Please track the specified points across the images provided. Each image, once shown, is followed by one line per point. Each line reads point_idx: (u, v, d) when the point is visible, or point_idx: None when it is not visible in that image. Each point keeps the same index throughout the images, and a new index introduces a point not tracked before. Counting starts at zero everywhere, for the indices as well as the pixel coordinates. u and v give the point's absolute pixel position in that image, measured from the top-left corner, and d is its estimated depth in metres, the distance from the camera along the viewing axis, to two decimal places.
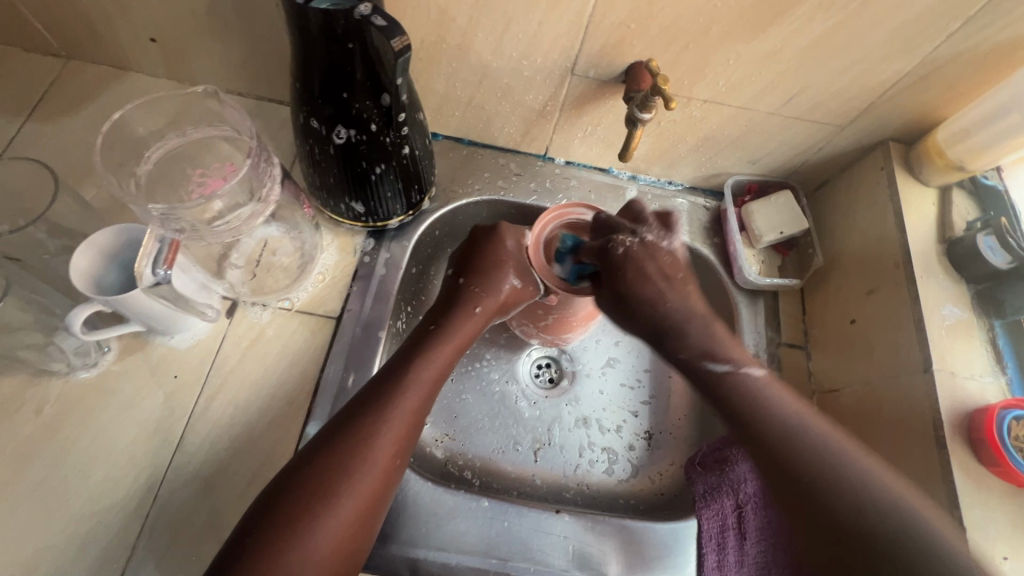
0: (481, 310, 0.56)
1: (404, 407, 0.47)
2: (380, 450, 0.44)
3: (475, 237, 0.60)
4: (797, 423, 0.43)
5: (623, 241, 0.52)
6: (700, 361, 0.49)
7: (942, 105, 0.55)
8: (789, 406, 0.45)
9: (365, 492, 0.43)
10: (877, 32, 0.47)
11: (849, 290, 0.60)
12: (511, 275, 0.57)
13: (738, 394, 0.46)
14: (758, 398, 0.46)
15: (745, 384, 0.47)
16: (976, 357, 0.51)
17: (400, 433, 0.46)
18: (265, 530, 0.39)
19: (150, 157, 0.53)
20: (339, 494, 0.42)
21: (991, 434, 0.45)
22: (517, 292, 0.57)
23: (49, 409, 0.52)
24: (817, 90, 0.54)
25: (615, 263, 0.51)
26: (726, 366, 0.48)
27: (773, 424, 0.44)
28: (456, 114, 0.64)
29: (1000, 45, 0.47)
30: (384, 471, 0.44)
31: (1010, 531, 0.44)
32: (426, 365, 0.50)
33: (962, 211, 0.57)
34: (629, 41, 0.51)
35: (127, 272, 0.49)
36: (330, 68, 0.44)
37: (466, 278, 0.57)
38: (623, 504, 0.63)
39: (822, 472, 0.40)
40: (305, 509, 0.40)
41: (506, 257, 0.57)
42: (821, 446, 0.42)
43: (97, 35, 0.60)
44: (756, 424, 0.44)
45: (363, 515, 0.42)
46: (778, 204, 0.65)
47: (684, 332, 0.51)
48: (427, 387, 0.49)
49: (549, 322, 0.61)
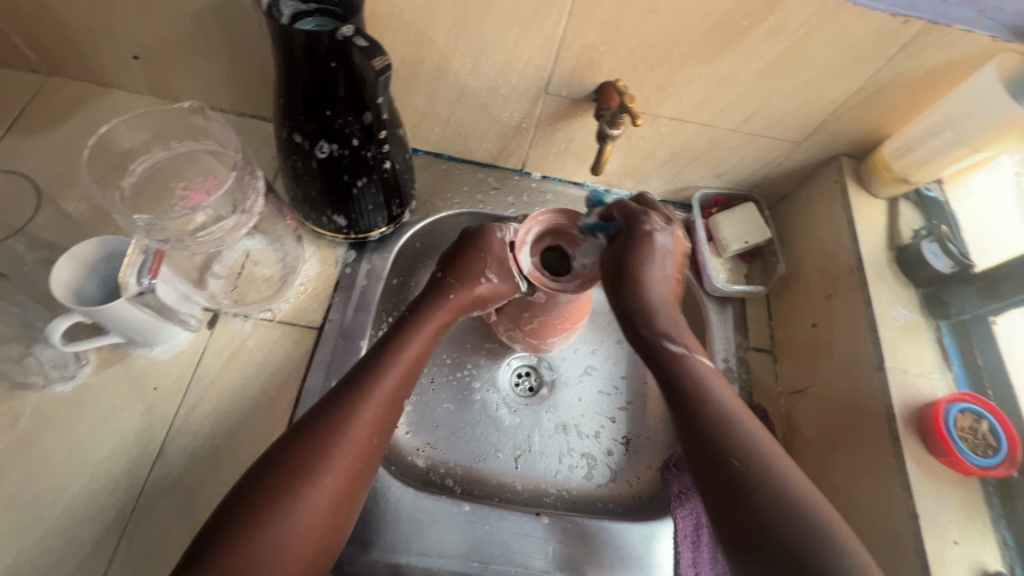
0: (454, 299, 0.56)
1: (381, 390, 0.48)
2: (357, 431, 0.45)
3: (465, 236, 0.60)
4: (733, 414, 0.48)
5: (653, 222, 0.58)
6: (661, 339, 0.53)
7: (888, 123, 0.59)
8: (728, 399, 0.49)
9: (342, 473, 0.44)
10: (824, 57, 0.51)
11: (809, 295, 0.64)
12: (489, 271, 0.57)
13: (686, 379, 0.50)
14: (699, 385, 0.50)
15: (692, 368, 0.51)
16: (925, 355, 0.55)
17: (377, 415, 0.47)
18: (244, 508, 0.40)
19: (135, 170, 0.55)
20: (319, 474, 0.43)
21: (939, 426, 0.48)
22: (492, 288, 0.57)
23: (25, 423, 0.51)
24: (773, 108, 0.58)
25: (638, 235, 0.57)
26: (681, 348, 0.52)
27: (713, 412, 0.48)
28: (436, 130, 0.67)
29: (934, 68, 0.52)
30: (360, 453, 0.45)
31: (959, 517, 0.47)
32: (404, 350, 0.51)
33: (908, 221, 0.62)
34: (598, 63, 0.54)
35: (109, 285, 0.50)
36: (314, 87, 0.45)
37: (443, 272, 0.58)
38: (602, 507, 0.64)
39: (743, 450, 0.45)
40: (285, 488, 0.41)
41: (484, 251, 0.58)
42: (751, 442, 0.46)
43: (81, 53, 0.61)
44: (695, 398, 0.49)
45: (341, 494, 0.43)
46: (743, 215, 0.69)
47: (652, 316, 0.55)
48: (405, 372, 0.50)
49: (534, 325, 0.61)
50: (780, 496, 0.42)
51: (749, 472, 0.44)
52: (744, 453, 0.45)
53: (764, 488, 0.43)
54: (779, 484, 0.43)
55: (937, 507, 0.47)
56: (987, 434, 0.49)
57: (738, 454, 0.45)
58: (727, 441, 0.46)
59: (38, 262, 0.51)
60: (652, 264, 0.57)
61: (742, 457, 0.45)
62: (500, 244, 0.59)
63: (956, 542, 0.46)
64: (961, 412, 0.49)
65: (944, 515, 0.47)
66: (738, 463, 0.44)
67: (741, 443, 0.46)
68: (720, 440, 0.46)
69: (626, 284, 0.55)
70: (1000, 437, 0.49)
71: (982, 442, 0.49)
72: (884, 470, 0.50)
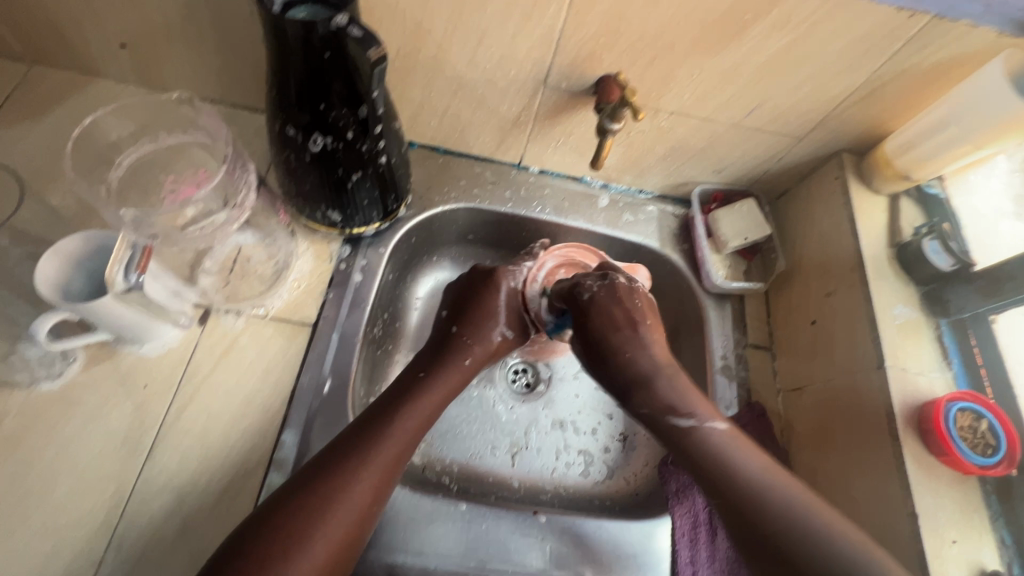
0: (470, 361, 0.58)
1: (383, 457, 0.47)
2: (356, 499, 0.44)
3: (471, 285, 0.63)
4: (767, 481, 0.45)
5: (588, 286, 0.59)
6: (667, 416, 0.52)
7: (889, 119, 0.59)
8: (755, 463, 0.47)
9: (339, 540, 0.42)
10: (827, 52, 0.51)
11: (810, 293, 0.63)
12: (500, 327, 0.61)
13: (706, 456, 0.48)
14: (718, 454, 0.48)
15: (709, 438, 0.49)
16: (924, 353, 0.54)
17: (378, 480, 0.46)
18: (237, 567, 0.38)
19: (122, 162, 0.52)
20: (313, 539, 0.41)
21: (938, 425, 0.48)
22: (506, 342, 0.61)
23: (11, 421, 0.50)
24: (775, 102, 0.57)
25: (583, 306, 0.58)
26: (691, 421, 0.50)
27: (744, 492, 0.45)
28: (432, 122, 0.66)
29: (939, 63, 0.51)
30: (358, 518, 0.44)
31: (957, 516, 0.47)
32: (409, 415, 0.50)
33: (909, 218, 0.61)
34: (598, 56, 0.53)
35: (94, 281, 0.49)
36: (308, 79, 0.44)
37: (458, 329, 0.59)
38: (600, 505, 0.64)
39: (788, 519, 0.43)
40: (278, 551, 0.40)
41: (498, 307, 0.61)
42: (791, 507, 0.43)
43: (64, 40, 0.59)
44: (723, 479, 0.46)
45: (334, 562, 0.42)
46: (742, 211, 0.68)
47: (653, 387, 0.54)
48: (410, 435, 0.49)
49: (534, 346, 0.70)
50: (823, 550, 0.41)
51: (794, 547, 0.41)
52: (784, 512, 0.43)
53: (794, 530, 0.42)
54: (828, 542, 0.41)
55: (936, 506, 0.47)
56: (986, 432, 0.49)
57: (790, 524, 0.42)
58: (771, 509, 0.44)
59: None
60: (620, 329, 0.57)
61: (789, 528, 0.42)
62: (511, 293, 0.62)
63: (954, 541, 0.46)
64: (961, 411, 0.49)
65: (942, 514, 0.47)
66: (782, 527, 0.42)
67: (785, 507, 0.44)
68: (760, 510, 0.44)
69: (610, 356, 0.57)
70: (999, 436, 0.49)
71: (981, 441, 0.49)
72: (883, 468, 0.50)
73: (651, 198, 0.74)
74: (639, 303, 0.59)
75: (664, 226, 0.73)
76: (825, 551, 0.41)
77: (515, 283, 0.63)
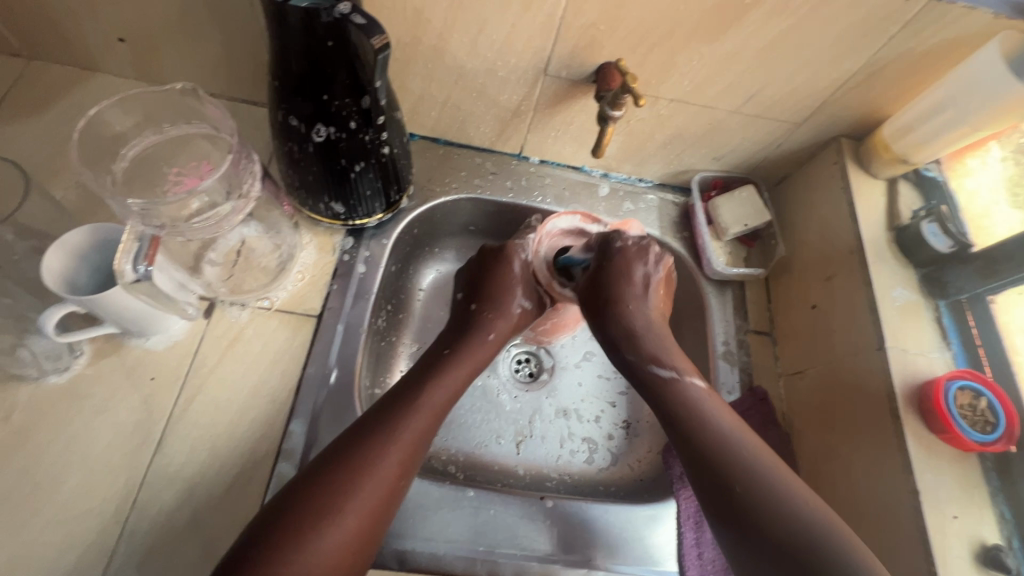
0: (495, 336, 0.59)
1: (411, 431, 0.47)
2: (385, 471, 0.44)
3: (483, 261, 0.64)
4: (737, 442, 0.47)
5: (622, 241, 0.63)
6: (649, 365, 0.54)
7: (887, 104, 0.59)
8: (727, 421, 0.48)
9: (367, 513, 0.42)
10: (825, 37, 0.51)
11: (810, 278, 0.64)
12: (520, 297, 0.62)
13: (680, 408, 0.50)
14: (698, 411, 0.49)
15: (688, 391, 0.51)
16: (924, 334, 0.55)
17: (404, 456, 0.46)
18: (270, 538, 0.38)
19: (127, 155, 0.53)
20: (343, 513, 0.41)
21: (938, 404, 0.49)
22: (523, 313, 0.63)
23: (20, 415, 0.50)
24: (774, 88, 0.57)
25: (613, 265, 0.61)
26: (670, 373, 0.53)
27: (711, 434, 0.47)
28: (432, 113, 0.66)
29: (936, 46, 0.52)
30: (388, 490, 0.44)
31: (958, 493, 0.48)
32: (437, 389, 0.51)
33: (907, 201, 0.62)
34: (598, 43, 0.53)
35: (101, 274, 0.49)
36: (310, 67, 0.44)
37: (478, 304, 0.61)
38: (605, 491, 0.64)
39: (753, 482, 0.44)
40: (309, 525, 0.40)
41: (513, 279, 0.62)
42: (747, 461, 0.45)
43: (62, 35, 0.59)
44: (693, 428, 0.48)
45: (360, 540, 0.42)
46: (742, 198, 0.69)
47: (637, 340, 0.57)
48: (437, 412, 0.50)
49: (548, 326, 0.70)
50: (781, 507, 0.42)
51: (766, 509, 0.42)
52: (752, 477, 0.44)
53: (757, 488, 0.43)
54: (781, 498, 0.42)
55: (937, 483, 0.48)
56: (985, 410, 0.50)
57: (764, 490, 0.43)
58: (732, 472, 0.45)
59: (27, 252, 0.49)
60: (633, 287, 0.60)
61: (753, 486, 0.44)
62: (522, 266, 0.63)
63: (956, 516, 0.47)
64: (960, 389, 0.50)
65: (943, 491, 0.48)
66: (745, 484, 0.44)
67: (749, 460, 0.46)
68: (727, 463, 0.45)
69: (610, 305, 0.59)
70: (997, 413, 0.50)
71: (980, 418, 0.50)
72: (885, 448, 0.50)
73: (651, 186, 0.75)
74: (648, 272, 0.62)
75: (665, 214, 0.73)
76: (784, 504, 0.42)
77: (525, 256, 0.64)
